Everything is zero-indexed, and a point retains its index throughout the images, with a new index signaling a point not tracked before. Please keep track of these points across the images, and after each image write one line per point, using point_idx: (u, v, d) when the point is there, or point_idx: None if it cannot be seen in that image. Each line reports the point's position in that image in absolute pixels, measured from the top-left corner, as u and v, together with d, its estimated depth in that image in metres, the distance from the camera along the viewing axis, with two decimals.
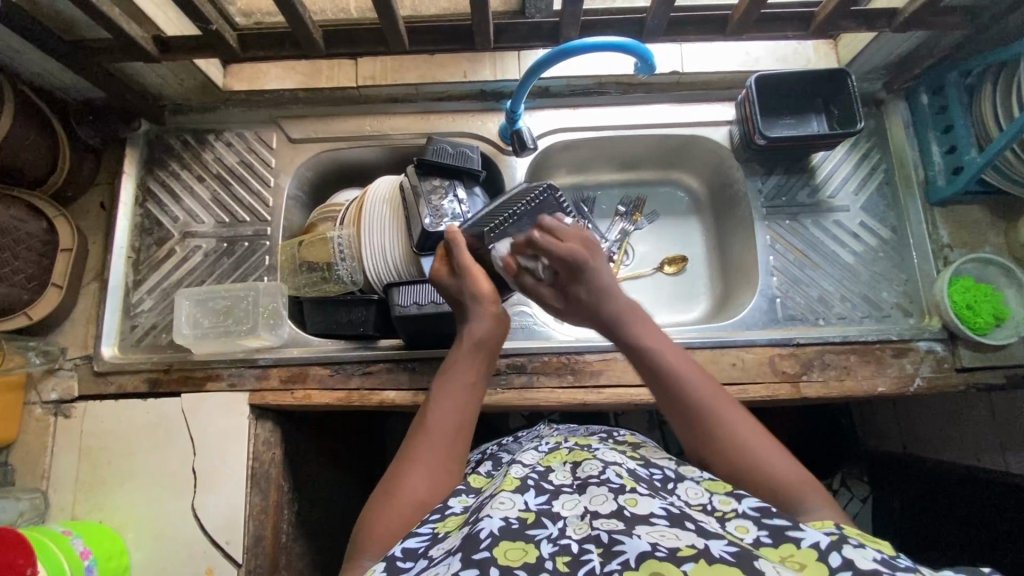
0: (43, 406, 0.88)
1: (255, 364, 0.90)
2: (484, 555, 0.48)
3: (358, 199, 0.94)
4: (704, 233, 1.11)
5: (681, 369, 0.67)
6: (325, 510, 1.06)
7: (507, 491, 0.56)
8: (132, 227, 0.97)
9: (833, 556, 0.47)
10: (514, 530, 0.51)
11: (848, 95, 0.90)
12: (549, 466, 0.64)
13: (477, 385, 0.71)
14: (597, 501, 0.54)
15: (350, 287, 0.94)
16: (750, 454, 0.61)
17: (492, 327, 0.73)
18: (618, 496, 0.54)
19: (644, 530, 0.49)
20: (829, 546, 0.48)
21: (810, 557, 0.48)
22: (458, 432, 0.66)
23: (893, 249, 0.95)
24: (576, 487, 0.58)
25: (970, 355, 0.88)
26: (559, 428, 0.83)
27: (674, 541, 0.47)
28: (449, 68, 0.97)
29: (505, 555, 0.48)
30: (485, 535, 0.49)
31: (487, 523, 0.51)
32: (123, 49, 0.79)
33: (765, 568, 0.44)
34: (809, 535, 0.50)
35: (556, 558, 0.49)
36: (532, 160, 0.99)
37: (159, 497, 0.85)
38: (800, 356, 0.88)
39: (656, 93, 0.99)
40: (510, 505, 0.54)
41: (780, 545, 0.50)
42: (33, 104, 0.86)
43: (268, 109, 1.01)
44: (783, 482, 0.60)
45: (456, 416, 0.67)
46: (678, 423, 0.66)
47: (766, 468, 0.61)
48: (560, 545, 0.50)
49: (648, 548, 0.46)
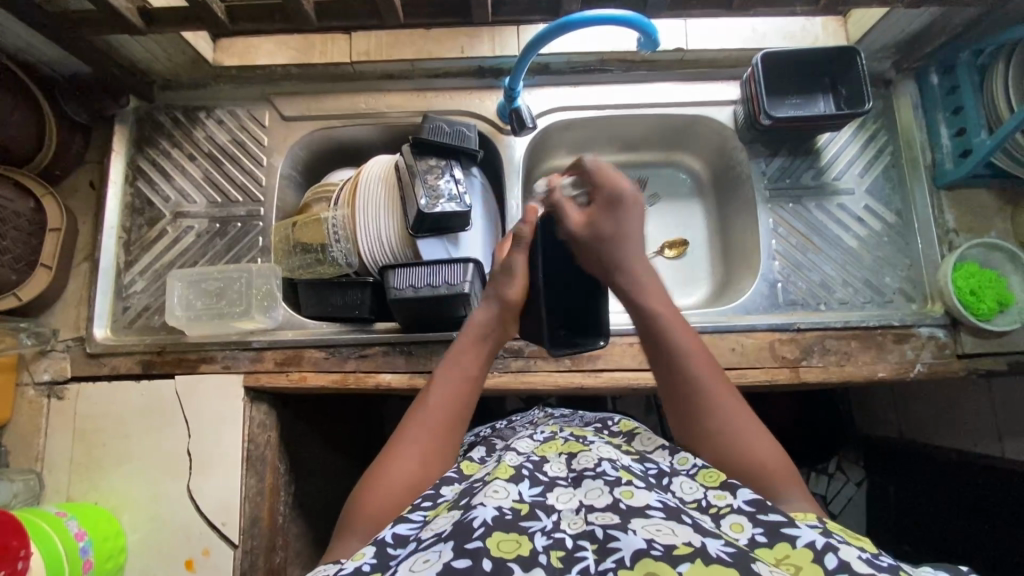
0: (35, 387, 0.88)
1: (249, 346, 0.89)
2: (477, 545, 0.47)
3: (353, 179, 0.91)
4: (705, 216, 1.09)
5: (686, 349, 0.65)
6: (322, 491, 1.06)
7: (501, 481, 0.56)
8: (122, 206, 0.95)
9: (828, 557, 0.47)
10: (508, 521, 0.50)
11: (858, 73, 0.87)
12: (543, 456, 0.63)
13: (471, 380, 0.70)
14: (592, 495, 0.54)
15: (346, 269, 0.92)
16: (740, 439, 0.61)
17: (499, 318, 0.73)
18: (614, 489, 0.54)
19: (640, 524, 0.48)
20: (825, 547, 0.47)
21: (805, 559, 0.47)
22: (453, 420, 0.67)
23: (898, 233, 0.94)
24: (571, 480, 0.58)
25: (972, 341, 0.87)
26: (556, 416, 0.82)
27: (670, 537, 0.47)
28: (447, 43, 0.94)
29: (498, 547, 0.47)
30: (478, 524, 0.49)
31: (481, 512, 0.50)
32: (105, 21, 0.76)
33: (761, 570, 0.44)
34: (805, 534, 0.49)
35: (550, 551, 0.48)
36: (532, 140, 0.97)
37: (155, 480, 0.85)
38: (800, 341, 0.87)
39: (659, 71, 0.97)
40: (502, 495, 0.53)
41: (775, 544, 0.49)
42: (16, 78, 0.83)
43: (260, 85, 0.98)
44: (767, 470, 0.60)
45: (452, 408, 0.67)
46: (667, 400, 0.66)
47: (753, 454, 0.60)
48: (554, 538, 0.49)
49: (643, 546, 0.46)
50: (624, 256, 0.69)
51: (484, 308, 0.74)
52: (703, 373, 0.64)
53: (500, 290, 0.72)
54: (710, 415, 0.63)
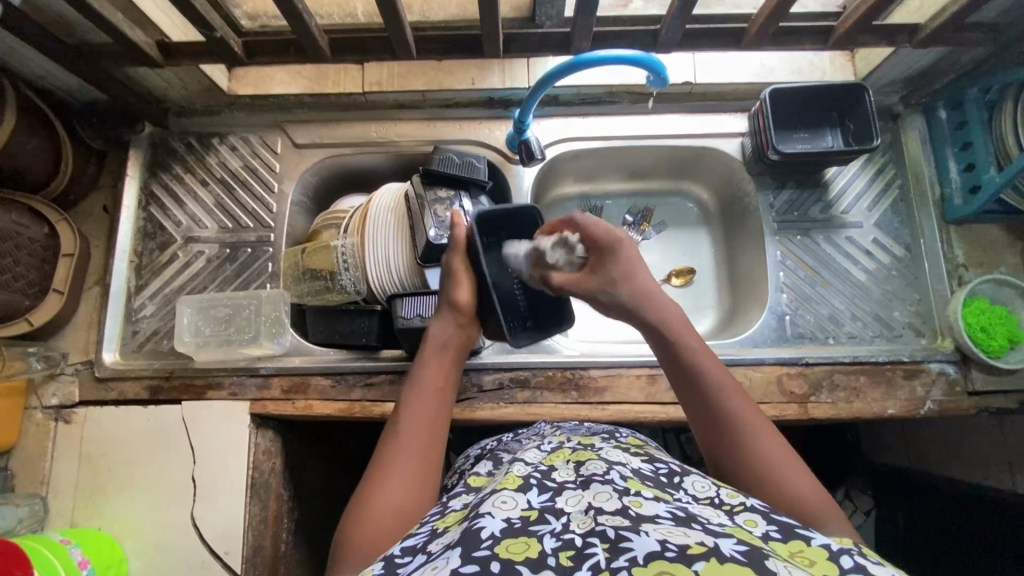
0: (43, 411, 0.88)
1: (256, 373, 0.89)
2: (484, 553, 0.46)
3: (363, 207, 0.92)
4: (712, 245, 1.09)
5: (711, 374, 0.66)
6: (325, 517, 1.05)
7: (509, 491, 0.55)
8: (135, 231, 0.96)
9: (845, 558, 0.45)
10: (516, 528, 0.50)
11: (865, 110, 0.88)
12: (552, 465, 0.62)
13: (443, 390, 0.72)
14: (601, 498, 0.53)
15: (353, 296, 0.92)
16: (775, 465, 0.59)
17: (458, 327, 0.77)
18: (623, 496, 0.53)
19: (651, 528, 0.48)
20: (840, 549, 0.46)
21: (821, 555, 0.45)
22: (432, 436, 0.67)
23: (906, 267, 0.93)
24: (579, 484, 0.57)
25: (983, 378, 0.86)
26: (563, 425, 0.80)
27: (682, 538, 0.46)
28: (458, 74, 0.96)
29: (508, 550, 0.47)
30: (486, 535, 0.48)
31: (488, 523, 0.50)
32: (124, 55, 0.78)
33: (776, 567, 0.42)
34: (818, 536, 0.48)
35: (559, 552, 0.47)
36: (540, 170, 0.98)
37: (159, 506, 0.85)
38: (809, 376, 0.87)
39: (667, 103, 0.98)
40: (511, 503, 0.53)
41: (789, 540, 0.48)
42: (34, 105, 0.84)
43: (273, 113, 1.00)
44: (803, 498, 0.57)
45: (431, 421, 0.68)
46: (701, 430, 0.65)
47: (787, 479, 0.58)
48: (563, 539, 0.48)
49: (656, 548, 0.45)
50: (637, 290, 0.72)
51: (437, 319, 0.77)
52: (730, 397, 0.64)
53: (450, 296, 0.77)
54: (743, 445, 0.61)
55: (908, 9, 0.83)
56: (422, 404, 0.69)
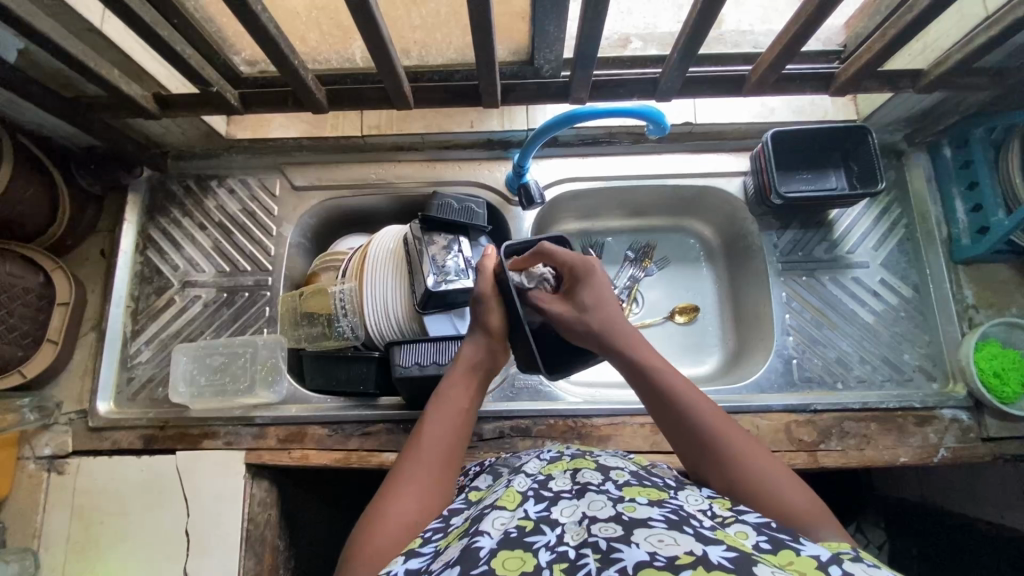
0: (36, 461, 0.86)
1: (252, 422, 0.87)
2: (482, 570, 0.44)
3: (362, 250, 0.91)
4: (715, 282, 1.07)
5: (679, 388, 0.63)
6: (319, 565, 1.02)
7: (503, 509, 0.52)
8: (132, 276, 0.95)
9: (833, 568, 0.42)
10: (512, 539, 0.47)
11: (869, 153, 0.87)
12: (549, 474, 0.58)
13: (469, 412, 0.69)
14: (595, 506, 0.50)
15: (352, 341, 0.90)
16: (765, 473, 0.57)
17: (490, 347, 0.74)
18: (617, 503, 0.50)
19: (643, 536, 0.45)
20: (830, 560, 0.43)
21: (808, 565, 0.43)
22: (449, 459, 0.64)
23: (915, 308, 0.92)
24: (575, 493, 0.53)
25: (997, 424, 0.83)
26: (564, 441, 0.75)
27: (672, 547, 0.43)
28: (456, 118, 0.96)
29: (503, 565, 0.44)
30: (483, 552, 0.46)
31: (484, 540, 0.47)
32: (120, 107, 0.78)
33: (764, 573, 0.40)
34: (810, 546, 0.45)
35: (554, 565, 0.44)
36: (538, 212, 0.97)
37: (152, 560, 0.82)
38: (818, 423, 0.84)
39: (668, 142, 0.97)
40: (507, 519, 0.50)
41: (779, 551, 0.45)
42: (32, 156, 0.84)
43: (272, 156, 0.99)
44: (796, 504, 0.54)
45: (450, 441, 0.65)
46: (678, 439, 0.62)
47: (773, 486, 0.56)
48: (558, 552, 0.45)
49: (645, 557, 0.42)
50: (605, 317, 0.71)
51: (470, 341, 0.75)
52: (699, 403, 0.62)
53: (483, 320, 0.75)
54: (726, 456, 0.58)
55: (911, 54, 0.83)
56: (446, 420, 0.67)
